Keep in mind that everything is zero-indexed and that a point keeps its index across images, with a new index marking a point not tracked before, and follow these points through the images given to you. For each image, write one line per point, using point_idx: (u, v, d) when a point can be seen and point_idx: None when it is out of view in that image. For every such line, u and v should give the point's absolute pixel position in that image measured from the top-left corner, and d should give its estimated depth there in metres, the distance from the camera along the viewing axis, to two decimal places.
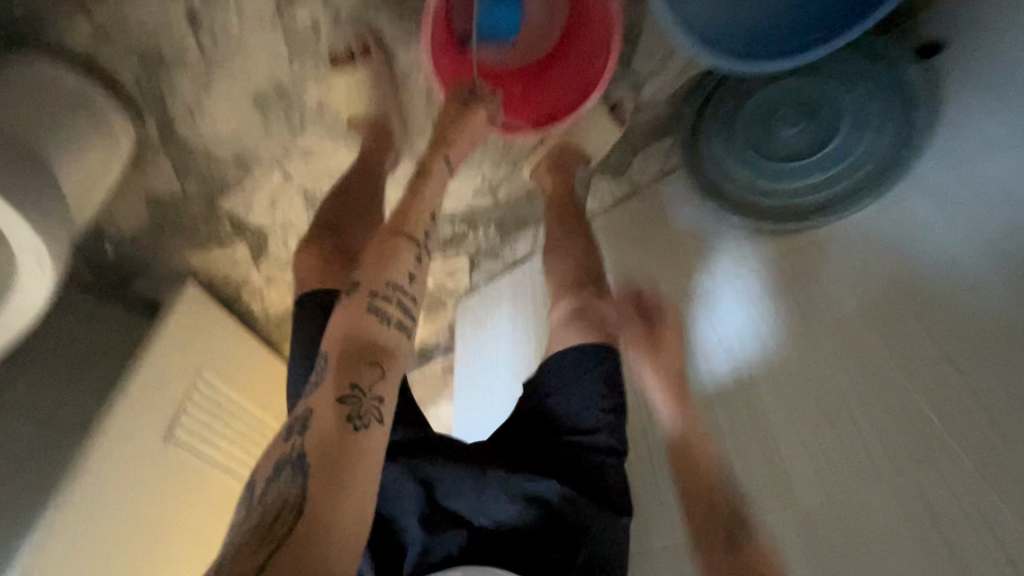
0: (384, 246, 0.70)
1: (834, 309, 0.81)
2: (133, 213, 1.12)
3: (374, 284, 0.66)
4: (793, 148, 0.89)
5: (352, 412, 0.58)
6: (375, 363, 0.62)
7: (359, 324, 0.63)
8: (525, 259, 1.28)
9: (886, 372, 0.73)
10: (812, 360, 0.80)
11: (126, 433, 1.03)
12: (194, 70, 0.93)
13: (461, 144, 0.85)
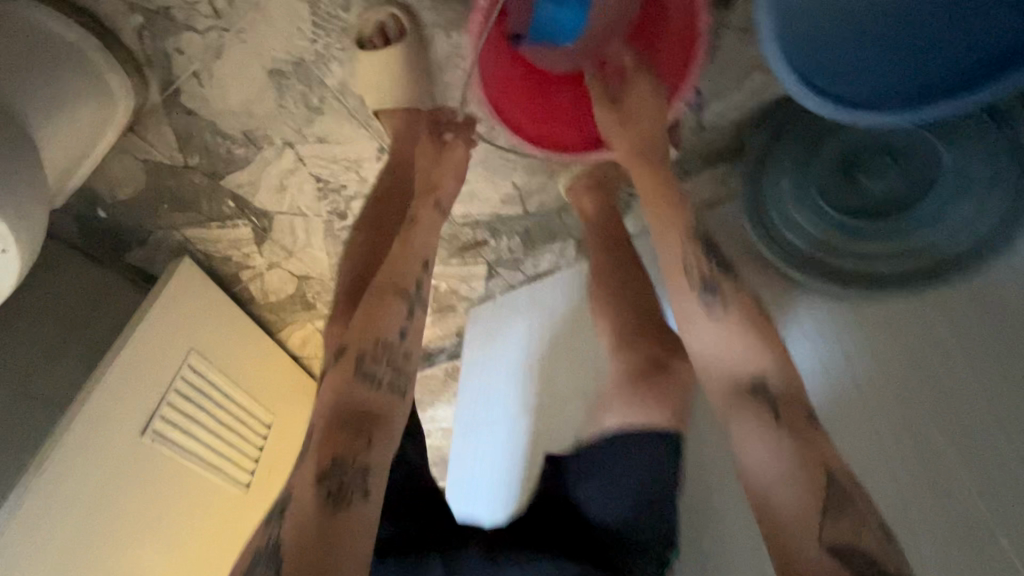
0: (373, 304, 0.66)
1: (904, 391, 0.73)
2: (129, 180, 1.02)
3: (362, 344, 0.63)
4: (876, 204, 0.78)
5: (334, 487, 0.52)
6: (361, 432, 0.57)
7: (340, 391, 0.60)
8: (548, 273, 1.19)
9: (951, 465, 0.67)
10: (878, 437, 0.72)
11: (103, 421, 0.94)
12: (205, 33, 0.82)
13: (450, 183, 0.82)
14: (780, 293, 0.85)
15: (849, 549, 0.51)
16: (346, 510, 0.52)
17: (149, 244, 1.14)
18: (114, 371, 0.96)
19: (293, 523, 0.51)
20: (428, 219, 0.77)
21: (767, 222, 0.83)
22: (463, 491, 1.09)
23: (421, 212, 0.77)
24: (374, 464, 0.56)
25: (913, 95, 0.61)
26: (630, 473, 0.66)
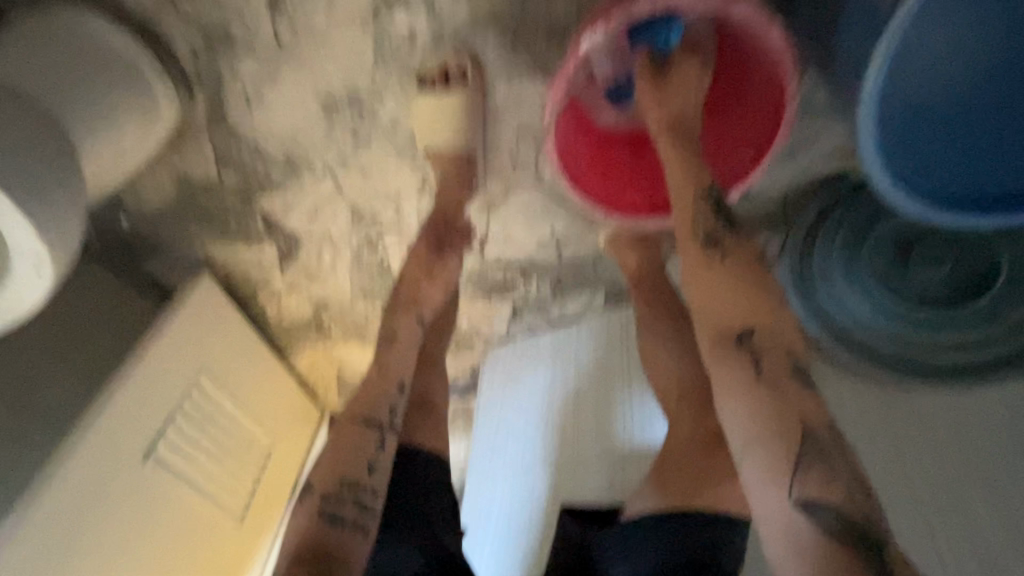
0: (340, 437, 0.67)
1: (954, 488, 0.70)
2: (159, 193, 0.99)
3: (326, 485, 0.63)
4: (930, 292, 0.76)
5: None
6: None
7: (308, 537, 0.60)
8: (574, 320, 1.16)
9: (1005, 562, 0.64)
10: (925, 536, 0.68)
11: (106, 451, 0.87)
12: (262, 57, 0.81)
13: (434, 295, 0.82)
14: (826, 369, 0.82)
15: (819, 504, 0.47)
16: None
17: (168, 257, 1.11)
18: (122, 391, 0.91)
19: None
20: (407, 334, 0.77)
21: (814, 298, 0.82)
22: (473, 541, 1.04)
23: (401, 328, 0.77)
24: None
25: (1006, 194, 0.60)
26: (630, 552, 0.62)
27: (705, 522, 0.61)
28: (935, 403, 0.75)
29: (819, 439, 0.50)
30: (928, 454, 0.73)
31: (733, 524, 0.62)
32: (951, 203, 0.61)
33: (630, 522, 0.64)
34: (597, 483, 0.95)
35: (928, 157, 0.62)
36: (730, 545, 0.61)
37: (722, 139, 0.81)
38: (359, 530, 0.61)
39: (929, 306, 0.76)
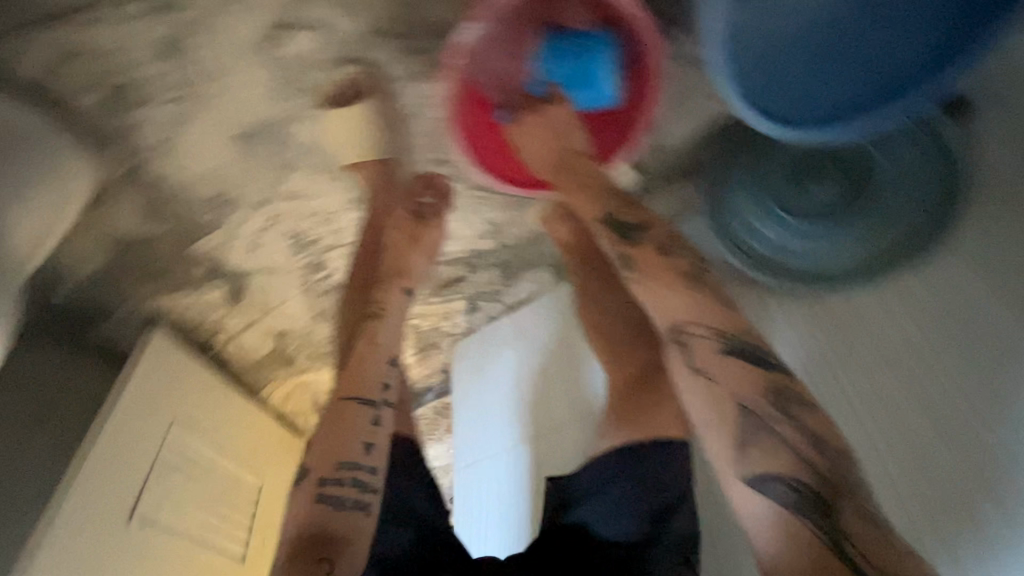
0: (335, 418, 0.71)
1: (867, 372, 0.80)
2: (93, 258, 0.99)
3: (323, 470, 0.67)
4: (827, 206, 0.83)
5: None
6: (326, 561, 0.60)
7: (306, 516, 0.64)
8: (527, 301, 1.22)
9: (913, 426, 0.74)
10: (845, 418, 0.79)
11: (88, 520, 0.89)
12: (167, 104, 0.82)
13: (420, 262, 0.91)
14: (757, 297, 0.91)
15: (762, 470, 0.51)
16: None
17: (116, 318, 1.11)
18: (86, 464, 0.91)
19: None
20: (398, 305, 0.86)
21: (730, 234, 0.90)
22: (469, 523, 1.08)
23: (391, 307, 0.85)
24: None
25: (852, 107, 0.69)
26: (598, 489, 0.68)
27: (651, 447, 0.68)
28: (848, 298, 0.85)
29: (755, 414, 0.55)
30: (844, 349, 0.82)
31: (678, 445, 0.69)
32: (808, 123, 0.69)
33: (593, 462, 0.71)
34: (570, 445, 0.99)
35: (785, 86, 0.70)
36: (678, 462, 0.68)
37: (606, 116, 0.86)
38: (359, 511, 0.66)
39: (828, 216, 0.83)
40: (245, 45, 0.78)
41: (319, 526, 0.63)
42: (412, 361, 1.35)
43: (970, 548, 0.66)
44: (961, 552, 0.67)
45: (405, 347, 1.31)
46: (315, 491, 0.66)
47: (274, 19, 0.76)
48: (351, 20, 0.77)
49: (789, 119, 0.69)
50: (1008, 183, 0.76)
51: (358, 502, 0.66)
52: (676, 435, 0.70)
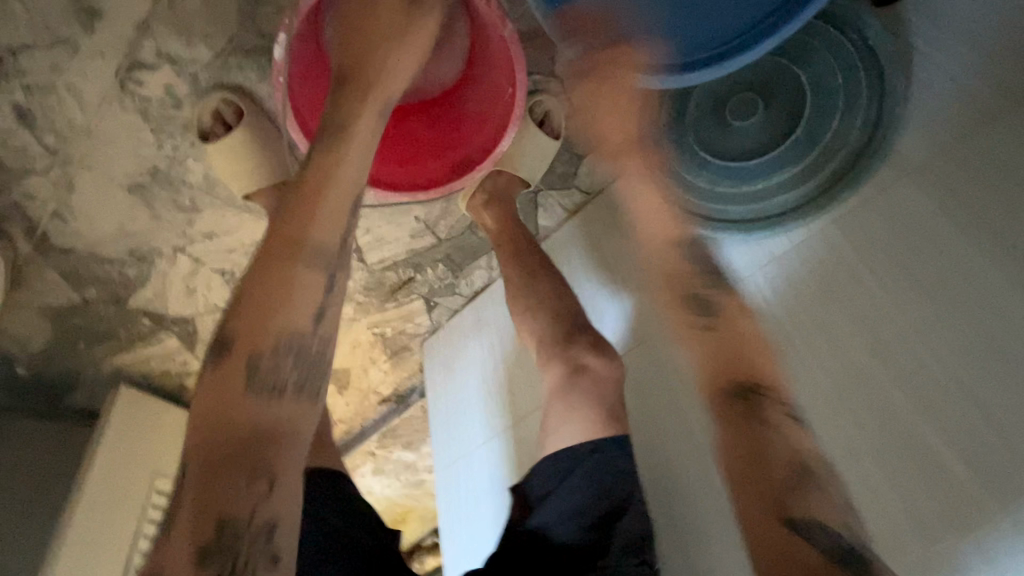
0: (269, 273, 0.44)
1: (812, 312, 0.70)
2: (37, 331, 1.00)
3: (254, 342, 0.41)
4: (754, 141, 0.76)
5: (223, 562, 0.35)
6: (266, 468, 0.38)
7: (215, 422, 0.39)
8: (484, 289, 1.18)
9: (863, 365, 0.64)
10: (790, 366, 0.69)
11: None
12: (47, 170, 0.80)
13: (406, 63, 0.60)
14: None
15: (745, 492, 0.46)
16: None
17: (83, 383, 1.12)
18: (71, 538, 0.97)
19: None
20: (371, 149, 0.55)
21: (659, 185, 0.84)
22: (443, 526, 1.04)
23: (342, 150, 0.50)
24: (290, 515, 0.38)
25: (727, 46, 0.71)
26: (553, 491, 0.68)
27: (594, 448, 0.68)
28: (793, 248, 0.75)
29: None
30: (799, 317, 0.71)
31: (620, 443, 0.70)
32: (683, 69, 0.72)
33: (552, 457, 0.70)
34: (536, 433, 0.95)
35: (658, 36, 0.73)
36: (622, 458, 0.68)
37: (477, 118, 0.87)
38: (306, 394, 0.41)
39: (759, 154, 0.76)
40: (103, 94, 0.74)
41: (244, 421, 0.39)
42: (388, 367, 1.33)
43: (967, 546, 0.53)
44: (928, 513, 0.56)
45: (377, 355, 1.30)
46: (235, 373, 0.40)
47: (121, 61, 0.71)
48: (201, 45, 0.72)
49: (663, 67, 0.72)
50: (971, 106, 0.66)
51: (304, 381, 0.41)
52: (616, 434, 0.70)
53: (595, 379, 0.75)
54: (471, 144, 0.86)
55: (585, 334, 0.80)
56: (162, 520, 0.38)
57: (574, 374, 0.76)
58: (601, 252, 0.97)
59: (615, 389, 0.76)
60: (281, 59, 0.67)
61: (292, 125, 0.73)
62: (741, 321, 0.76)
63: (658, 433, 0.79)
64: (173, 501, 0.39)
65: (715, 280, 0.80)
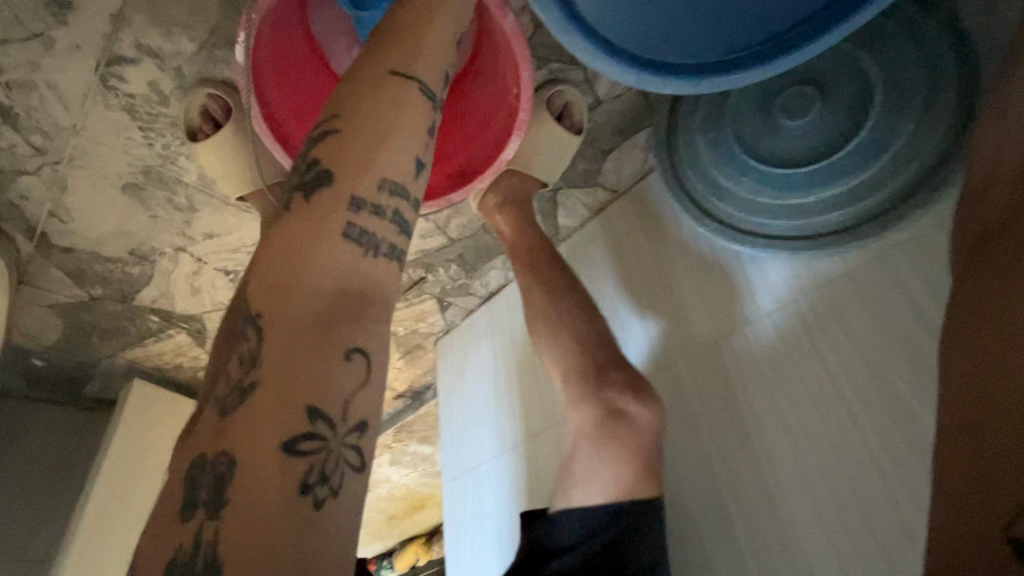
0: (379, 104, 0.47)
1: (865, 349, 0.60)
2: (49, 326, 1.00)
3: (356, 177, 0.44)
4: (807, 143, 0.65)
5: (319, 444, 0.35)
6: (356, 347, 0.39)
7: (305, 257, 0.40)
8: (500, 290, 1.11)
9: (922, 419, 0.54)
10: (832, 413, 0.60)
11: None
12: (38, 170, 0.77)
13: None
14: (737, 264, 0.74)
15: None
16: (334, 499, 0.34)
17: (99, 374, 1.13)
18: (84, 528, 0.98)
19: (252, 501, 0.32)
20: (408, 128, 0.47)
21: (694, 191, 0.75)
22: (453, 539, 1.00)
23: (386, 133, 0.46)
24: (374, 415, 0.39)
25: (771, 37, 0.58)
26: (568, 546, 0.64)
27: (622, 514, 0.63)
28: (845, 272, 0.64)
29: None
30: (845, 355, 0.61)
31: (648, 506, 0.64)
32: (716, 67, 0.59)
33: (574, 511, 0.66)
34: (550, 452, 0.88)
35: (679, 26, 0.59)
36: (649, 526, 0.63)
37: (480, 122, 0.79)
38: (394, 262, 0.45)
39: (810, 160, 0.65)
40: (84, 90, 0.69)
41: (327, 293, 0.40)
42: (401, 365, 1.30)
43: None
44: None
45: (390, 352, 1.26)
46: (316, 242, 0.41)
47: (100, 56, 0.66)
48: (182, 36, 0.66)
49: (695, 66, 0.59)
50: None
51: (394, 250, 0.45)
52: (651, 497, 0.65)
53: (632, 429, 0.67)
54: (472, 150, 0.78)
55: (622, 370, 0.71)
56: (222, 397, 0.37)
57: (607, 418, 0.68)
58: (625, 260, 0.88)
59: (653, 440, 0.67)
60: (243, 58, 0.61)
61: (264, 128, 0.65)
62: (779, 352, 0.66)
63: (676, 472, 0.70)
64: (233, 385, 0.37)
65: (754, 301, 0.70)
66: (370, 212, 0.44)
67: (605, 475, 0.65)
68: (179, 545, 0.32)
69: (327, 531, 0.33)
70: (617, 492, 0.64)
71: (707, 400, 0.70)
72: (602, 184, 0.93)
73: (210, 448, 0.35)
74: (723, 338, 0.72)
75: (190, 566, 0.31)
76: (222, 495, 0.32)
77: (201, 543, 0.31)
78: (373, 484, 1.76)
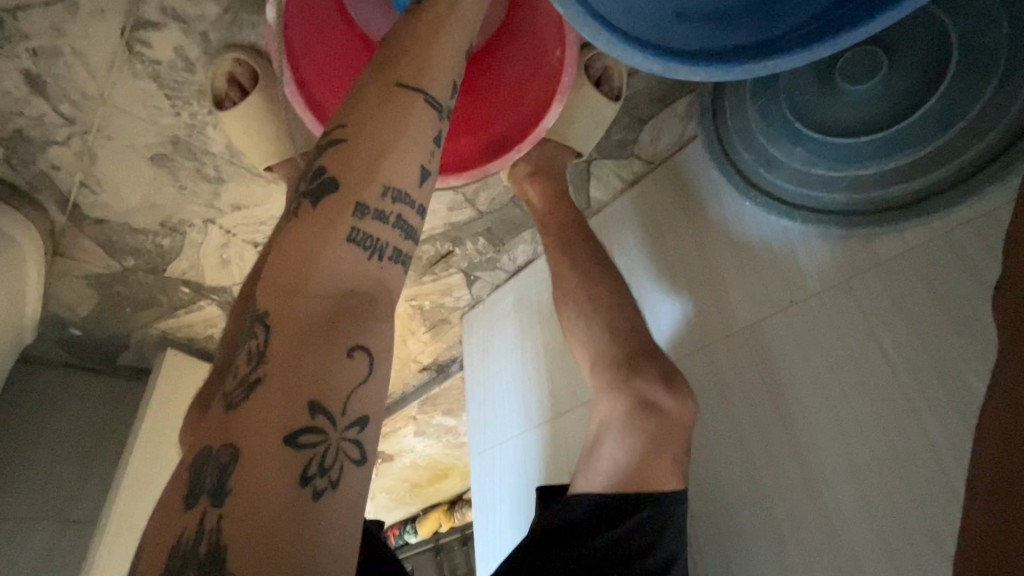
0: (385, 104, 0.47)
1: (922, 331, 0.57)
2: (84, 297, 1.02)
3: (369, 179, 0.44)
4: (867, 112, 0.61)
5: (320, 438, 0.36)
6: (358, 346, 0.39)
7: (307, 260, 0.41)
8: (527, 264, 1.10)
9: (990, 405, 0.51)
10: (882, 397, 0.57)
11: (125, 539, 0.99)
12: (67, 140, 0.76)
13: None
14: (780, 241, 0.70)
15: None
16: (332, 491, 0.35)
17: (133, 344, 1.16)
18: (122, 493, 1.01)
19: (255, 492, 0.33)
20: (418, 129, 0.48)
21: (740, 161, 0.72)
22: (480, 511, 1.02)
23: (396, 137, 0.46)
24: (376, 410, 0.39)
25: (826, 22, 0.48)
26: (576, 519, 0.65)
27: (646, 501, 0.62)
28: (906, 252, 0.60)
29: None
30: (900, 336, 0.58)
31: (669, 498, 0.63)
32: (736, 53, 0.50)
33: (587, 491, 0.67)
34: (577, 432, 0.87)
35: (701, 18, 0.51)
36: (663, 513, 0.62)
37: (512, 90, 0.76)
38: (397, 265, 0.45)
39: (871, 129, 0.61)
40: (110, 58, 0.67)
41: (330, 296, 0.40)
42: (427, 339, 1.29)
43: None
44: None
45: (416, 327, 1.25)
46: (317, 247, 0.41)
47: (125, 21, 0.64)
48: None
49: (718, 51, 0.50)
50: None
51: (398, 253, 0.44)
52: (675, 488, 0.63)
53: (663, 421, 0.65)
54: (503, 120, 0.76)
55: (655, 361, 0.70)
56: (229, 391, 0.38)
57: (642, 410, 0.67)
58: (662, 239, 0.84)
59: (683, 434, 0.66)
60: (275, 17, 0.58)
61: (295, 96, 0.63)
62: (826, 332, 0.63)
63: (708, 452, 0.69)
64: (240, 381, 0.38)
65: (796, 280, 0.67)
66: (373, 219, 0.43)
67: (631, 466, 0.64)
68: (185, 528, 0.33)
69: (325, 521, 0.34)
70: (633, 477, 0.63)
71: (749, 384, 0.67)
72: (637, 155, 0.89)
73: (216, 440, 0.35)
74: (762, 318, 0.69)
75: (195, 551, 0.32)
76: (226, 484, 0.33)
77: (205, 527, 0.32)
78: (398, 454, 1.79)
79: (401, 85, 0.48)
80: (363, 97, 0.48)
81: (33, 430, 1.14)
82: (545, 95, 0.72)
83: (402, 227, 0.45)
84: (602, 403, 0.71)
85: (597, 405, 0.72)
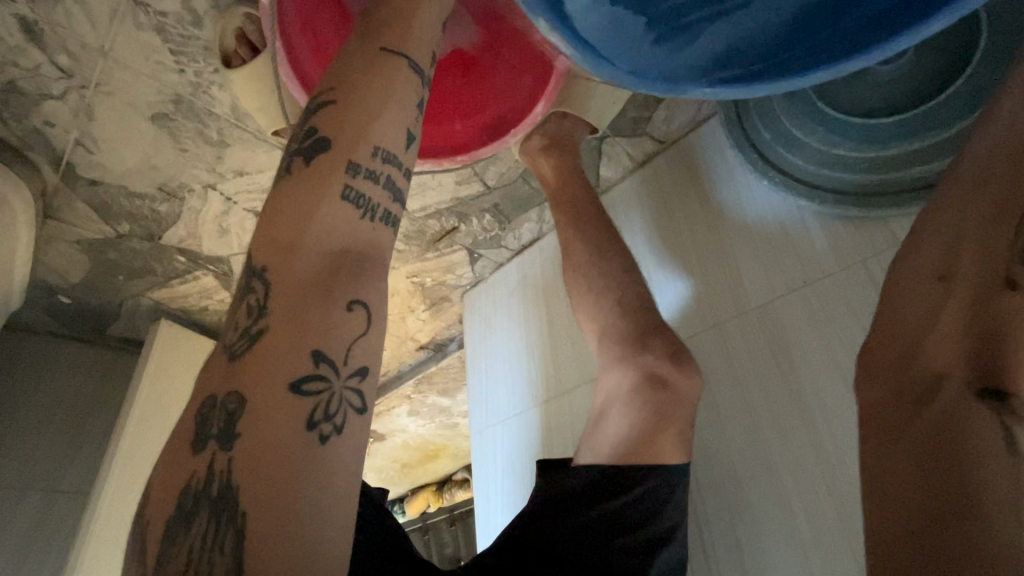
0: (375, 62, 0.45)
1: None
2: (73, 263, 0.99)
3: (364, 134, 0.43)
4: (887, 96, 0.62)
5: (322, 385, 0.34)
6: (358, 299, 0.38)
7: (308, 212, 0.39)
8: (532, 242, 1.09)
9: None
10: None
11: (120, 506, 0.97)
12: (60, 93, 0.73)
13: None
14: (796, 222, 0.71)
15: None
16: (337, 438, 0.34)
17: (124, 313, 1.13)
18: (117, 460, 0.98)
19: (258, 439, 0.32)
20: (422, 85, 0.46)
21: (756, 139, 0.73)
22: (479, 487, 1.01)
23: (385, 104, 0.44)
24: (377, 363, 0.37)
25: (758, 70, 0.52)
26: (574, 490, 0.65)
27: (646, 473, 0.62)
28: None
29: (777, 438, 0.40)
30: None
31: (665, 471, 0.63)
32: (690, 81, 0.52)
33: (583, 466, 0.67)
34: (582, 409, 0.87)
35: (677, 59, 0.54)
36: (659, 487, 0.62)
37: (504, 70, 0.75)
38: (389, 227, 0.43)
39: (891, 111, 0.61)
40: (112, 6, 0.64)
41: (331, 252, 0.39)
42: (426, 317, 1.28)
43: None
44: None
45: (415, 304, 1.24)
46: (313, 204, 0.40)
47: None
48: None
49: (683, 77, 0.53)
50: None
51: (388, 215, 0.43)
52: (676, 461, 0.64)
53: (666, 395, 0.65)
54: (493, 101, 0.75)
55: (662, 339, 0.70)
56: (231, 341, 0.36)
57: (645, 385, 0.67)
58: (672, 218, 0.84)
59: (688, 409, 0.66)
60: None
61: (290, 75, 0.62)
62: (842, 310, 0.64)
63: (719, 427, 0.69)
64: (241, 332, 0.36)
65: (811, 261, 0.68)
66: (365, 177, 0.42)
67: (630, 438, 0.65)
68: (195, 471, 0.32)
69: (334, 467, 0.33)
70: (631, 449, 0.64)
71: (759, 360, 0.68)
72: (650, 134, 0.87)
73: (221, 388, 0.34)
74: (775, 297, 0.69)
75: (207, 489, 0.31)
76: (233, 431, 0.32)
77: (216, 470, 0.32)
78: (390, 433, 1.79)
79: (384, 53, 0.46)
80: (364, 56, 0.46)
81: (19, 400, 1.11)
82: (537, 86, 0.73)
83: (390, 189, 0.43)
84: (606, 378, 0.71)
85: (602, 379, 0.72)
